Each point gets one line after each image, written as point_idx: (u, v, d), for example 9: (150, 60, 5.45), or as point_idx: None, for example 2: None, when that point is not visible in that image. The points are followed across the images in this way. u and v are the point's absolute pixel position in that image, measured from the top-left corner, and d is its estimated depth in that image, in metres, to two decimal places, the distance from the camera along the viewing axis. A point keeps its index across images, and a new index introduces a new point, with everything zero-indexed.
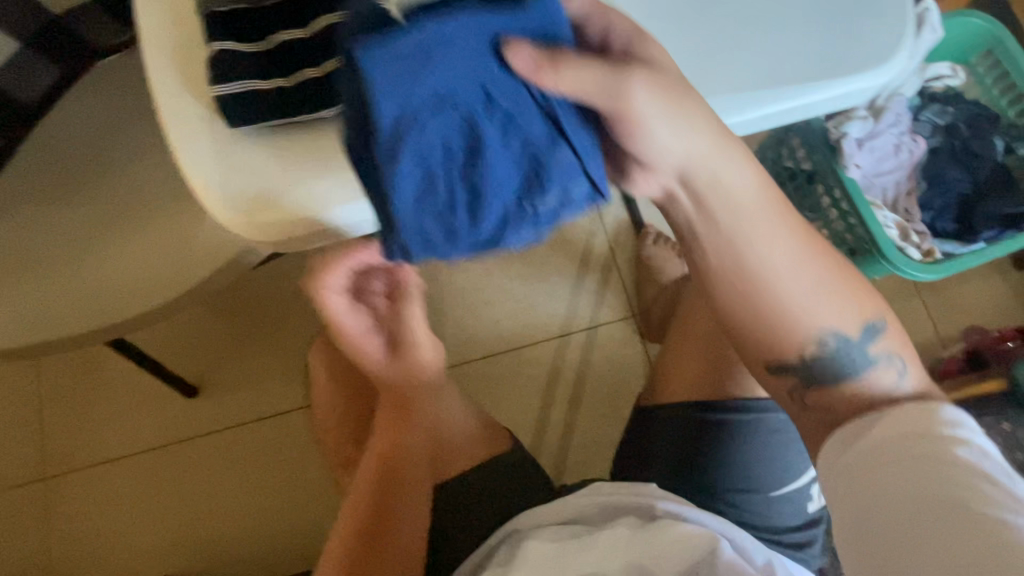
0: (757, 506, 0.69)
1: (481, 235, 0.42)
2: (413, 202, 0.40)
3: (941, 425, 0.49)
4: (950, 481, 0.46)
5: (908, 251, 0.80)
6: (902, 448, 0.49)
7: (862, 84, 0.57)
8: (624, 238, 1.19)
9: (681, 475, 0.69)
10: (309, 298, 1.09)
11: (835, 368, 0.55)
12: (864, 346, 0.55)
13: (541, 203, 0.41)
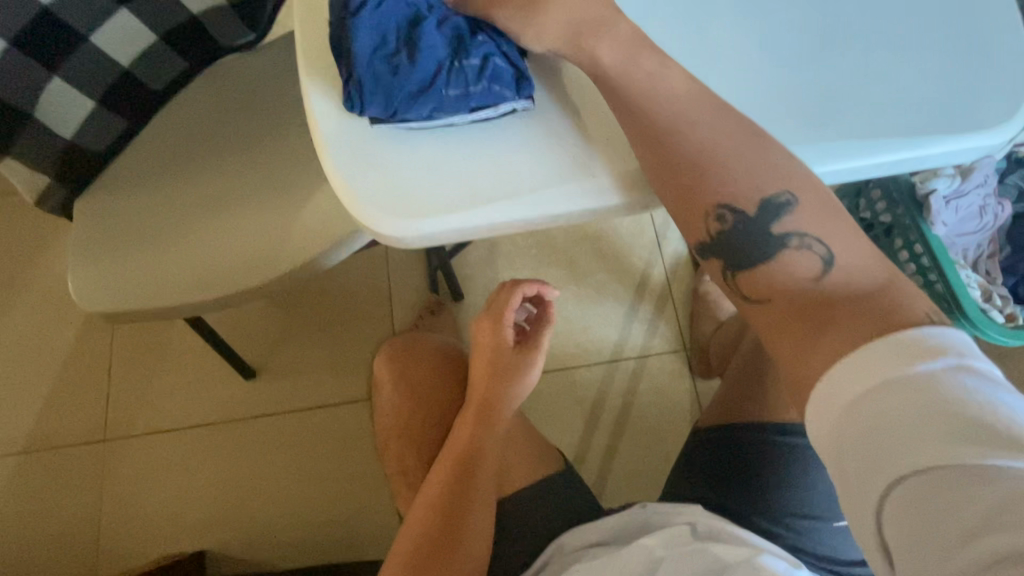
0: (813, 534, 0.65)
1: (417, 82, 0.46)
2: (367, 49, 0.46)
3: (917, 361, 0.39)
4: (942, 438, 0.36)
5: (992, 313, 0.78)
6: (883, 401, 0.39)
7: (997, 137, 0.48)
8: (681, 271, 1.21)
9: (741, 500, 0.67)
10: (374, 297, 1.16)
11: (739, 242, 0.48)
12: (765, 222, 0.48)
13: (474, 61, 0.47)
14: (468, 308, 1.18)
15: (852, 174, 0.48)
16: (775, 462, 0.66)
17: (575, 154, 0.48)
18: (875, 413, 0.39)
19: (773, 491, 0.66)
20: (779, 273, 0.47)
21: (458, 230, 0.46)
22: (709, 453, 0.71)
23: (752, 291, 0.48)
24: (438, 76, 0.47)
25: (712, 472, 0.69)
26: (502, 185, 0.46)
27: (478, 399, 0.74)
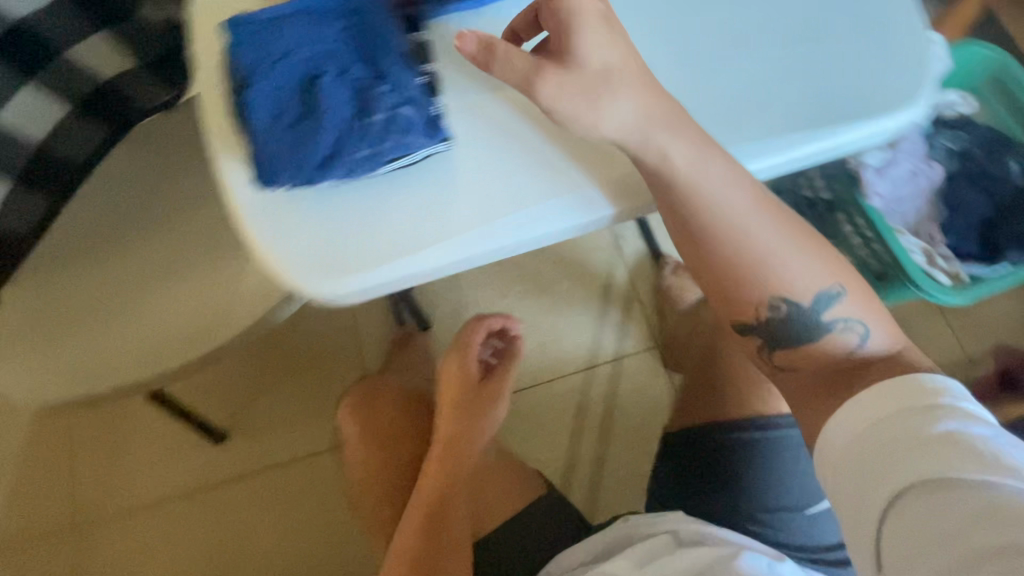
0: (797, 524, 0.62)
1: (320, 154, 0.42)
2: (264, 126, 0.42)
3: (919, 398, 0.47)
4: (936, 459, 0.43)
5: (936, 275, 0.80)
6: (882, 429, 0.47)
7: (903, 117, 0.49)
8: (643, 270, 1.22)
9: (710, 499, 0.65)
10: (339, 340, 1.14)
11: (787, 327, 0.54)
12: (816, 311, 0.53)
13: (380, 114, 0.42)
14: (438, 337, 1.16)
15: (773, 169, 0.49)
16: (746, 456, 0.65)
17: (505, 181, 0.46)
18: (875, 439, 0.47)
19: (750, 485, 0.64)
20: (818, 351, 0.54)
21: (398, 280, 0.44)
22: (683, 457, 0.70)
23: (790, 366, 0.55)
24: (344, 137, 0.42)
25: (687, 477, 0.68)
26: (433, 227, 0.44)
27: (449, 430, 0.75)
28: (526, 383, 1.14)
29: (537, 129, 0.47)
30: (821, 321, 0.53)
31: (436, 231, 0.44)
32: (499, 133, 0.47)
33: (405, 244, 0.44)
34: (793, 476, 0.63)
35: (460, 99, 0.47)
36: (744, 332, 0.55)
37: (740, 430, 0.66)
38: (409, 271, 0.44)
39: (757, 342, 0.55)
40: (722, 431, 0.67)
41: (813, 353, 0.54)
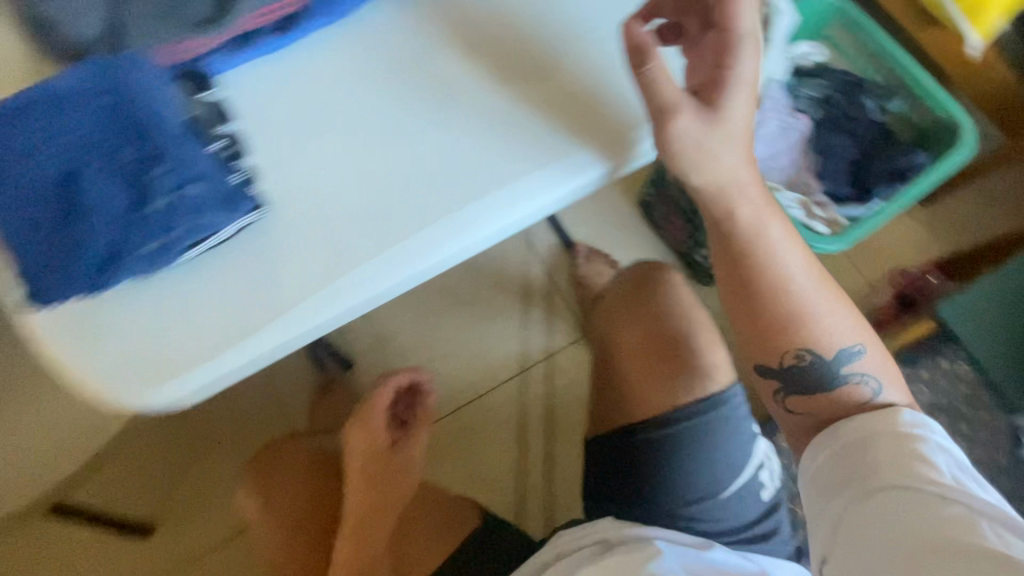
0: (723, 506, 0.65)
1: (98, 259, 0.37)
2: (25, 239, 0.36)
3: (903, 427, 0.51)
4: (913, 482, 0.47)
5: (816, 225, 0.83)
6: (869, 447, 0.51)
7: (735, 95, 0.49)
8: (558, 262, 1.21)
9: (633, 503, 0.66)
10: (257, 400, 1.07)
11: (807, 375, 0.56)
12: (839, 366, 0.55)
13: (160, 202, 0.37)
14: (362, 374, 1.11)
15: (617, 169, 0.49)
16: (671, 451, 0.65)
17: (331, 241, 0.42)
18: (860, 454, 0.51)
19: (677, 480, 0.65)
20: (835, 401, 0.55)
21: (235, 369, 0.40)
22: (609, 463, 0.69)
23: (803, 411, 0.57)
24: (123, 235, 0.37)
25: (617, 482, 0.68)
26: (259, 307, 0.41)
27: (362, 498, 0.70)
28: (463, 401, 1.12)
29: (356, 181, 0.44)
30: (842, 374, 0.55)
31: (268, 308, 0.41)
32: (320, 189, 0.43)
33: (234, 329, 0.40)
34: (716, 464, 0.65)
35: (271, 162, 0.44)
36: (766, 375, 0.58)
37: (661, 427, 0.65)
38: (245, 356, 0.40)
39: (775, 385, 0.58)
40: (646, 431, 0.66)
41: (826, 401, 0.56)
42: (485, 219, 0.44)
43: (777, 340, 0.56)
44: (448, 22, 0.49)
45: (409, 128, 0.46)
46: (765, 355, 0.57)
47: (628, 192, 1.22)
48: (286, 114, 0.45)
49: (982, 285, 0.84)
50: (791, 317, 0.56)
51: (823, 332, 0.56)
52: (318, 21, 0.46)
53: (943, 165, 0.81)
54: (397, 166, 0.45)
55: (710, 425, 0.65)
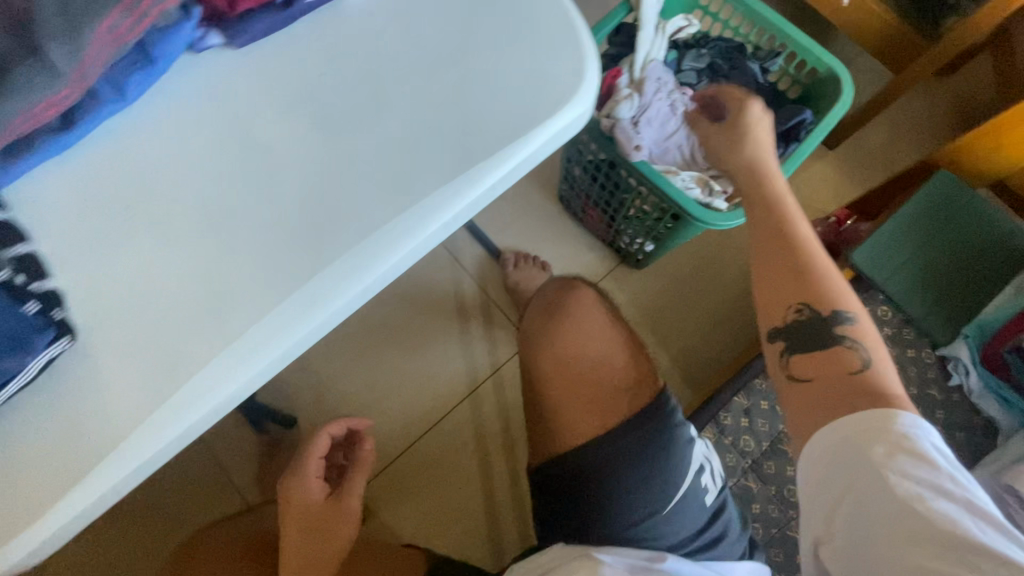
0: (668, 519, 0.64)
1: None
2: None
3: (901, 419, 0.45)
4: (913, 484, 0.42)
5: (715, 203, 0.81)
6: (859, 446, 0.45)
7: (580, 106, 0.45)
8: (489, 273, 1.17)
9: (580, 527, 0.65)
10: (200, 478, 1.03)
11: (805, 332, 0.53)
12: (838, 330, 0.52)
13: None
14: (307, 428, 1.07)
15: (474, 208, 0.44)
16: (606, 474, 0.65)
17: (159, 354, 0.39)
18: (848, 455, 0.45)
19: (618, 501, 0.64)
20: (837, 361, 0.51)
21: (67, 519, 0.36)
22: (549, 494, 0.68)
23: (806, 379, 0.52)
24: None
25: (560, 512, 0.67)
26: (88, 444, 0.37)
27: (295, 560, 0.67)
28: (416, 435, 1.09)
29: (179, 280, 0.40)
30: (843, 335, 0.51)
31: (97, 443, 0.37)
32: (140, 297, 0.39)
33: (61, 474, 0.36)
34: (653, 479, 0.64)
35: (80, 274, 0.39)
36: (775, 336, 0.54)
37: (594, 450, 0.66)
38: (76, 501, 0.36)
39: (779, 344, 0.54)
40: (578, 457, 0.66)
41: (827, 362, 0.51)
42: (334, 294, 0.41)
43: (779, 297, 0.55)
44: (258, 80, 0.44)
45: (235, 209, 0.41)
46: (771, 315, 0.55)
47: (546, 189, 1.20)
48: (96, 215, 0.40)
49: (882, 227, 0.88)
50: (798, 274, 0.54)
51: (823, 292, 0.53)
52: (110, 106, 0.41)
53: (828, 118, 0.79)
54: (228, 252, 0.41)
55: (640, 439, 0.65)
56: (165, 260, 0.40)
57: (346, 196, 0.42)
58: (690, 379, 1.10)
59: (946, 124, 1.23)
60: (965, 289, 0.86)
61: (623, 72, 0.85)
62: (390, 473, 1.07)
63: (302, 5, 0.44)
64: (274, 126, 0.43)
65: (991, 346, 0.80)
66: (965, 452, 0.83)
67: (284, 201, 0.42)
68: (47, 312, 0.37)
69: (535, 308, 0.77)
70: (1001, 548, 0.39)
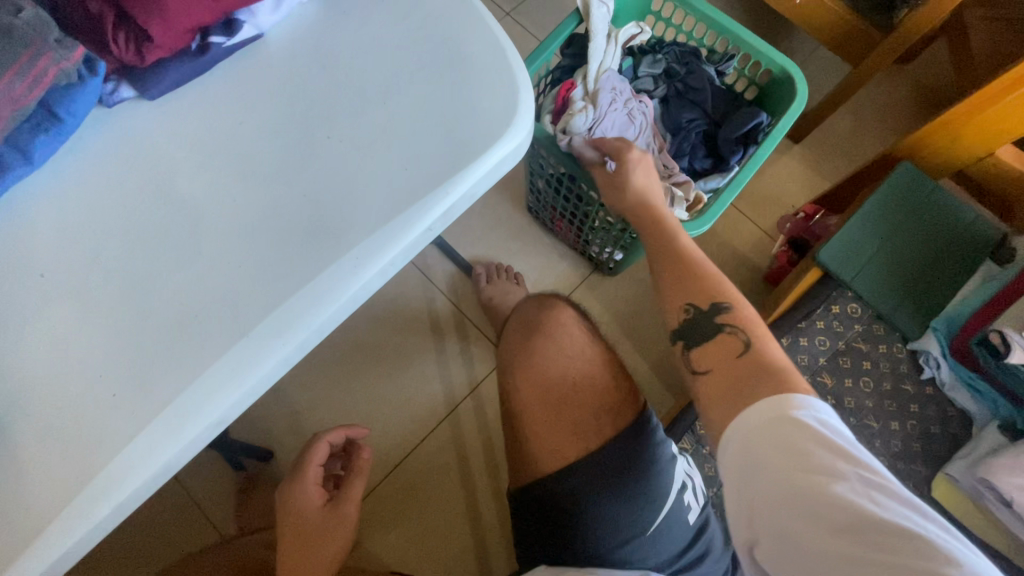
0: (650, 542, 0.63)
1: None
2: None
3: (795, 406, 0.44)
4: (818, 472, 0.41)
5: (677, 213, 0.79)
6: (766, 440, 0.44)
7: (511, 139, 0.43)
8: (462, 288, 1.16)
9: (560, 551, 0.64)
10: (177, 519, 1.00)
11: (695, 329, 0.55)
12: (721, 322, 0.54)
13: None
14: (284, 460, 1.04)
15: (410, 251, 0.42)
16: (586, 499, 0.63)
17: (83, 431, 0.37)
18: (760, 452, 0.43)
19: (599, 527, 0.62)
20: (724, 347, 0.52)
21: None
22: (529, 521, 0.67)
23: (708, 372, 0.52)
24: None
25: (540, 538, 0.65)
26: (15, 529, 0.35)
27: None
28: (398, 459, 1.07)
29: (100, 349, 0.38)
30: (726, 323, 0.53)
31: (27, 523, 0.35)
32: (60, 370, 0.37)
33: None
34: (634, 502, 0.63)
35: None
36: (675, 339, 0.56)
37: (574, 474, 0.64)
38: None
39: (679, 344, 0.55)
40: (556, 484, 0.64)
41: (720, 352, 0.52)
42: (270, 352, 0.39)
43: (667, 302, 0.58)
44: (178, 132, 0.42)
45: (159, 269, 0.40)
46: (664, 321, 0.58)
47: (515, 200, 1.19)
48: (12, 287, 0.38)
49: (849, 223, 0.88)
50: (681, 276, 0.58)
51: (703, 289, 0.56)
52: (17, 172, 0.39)
53: (783, 120, 0.79)
54: (151, 316, 0.39)
55: (619, 461, 0.64)
56: (87, 328, 0.38)
57: (274, 250, 0.41)
58: (670, 384, 1.09)
59: (909, 111, 1.23)
60: (932, 282, 0.86)
61: (576, 84, 0.84)
62: (371, 499, 1.05)
63: (219, 49, 0.43)
64: (194, 176, 0.41)
65: (958, 338, 0.80)
66: (942, 443, 0.83)
67: (210, 257, 0.40)
68: None
69: (514, 328, 0.76)
70: (916, 525, 0.38)
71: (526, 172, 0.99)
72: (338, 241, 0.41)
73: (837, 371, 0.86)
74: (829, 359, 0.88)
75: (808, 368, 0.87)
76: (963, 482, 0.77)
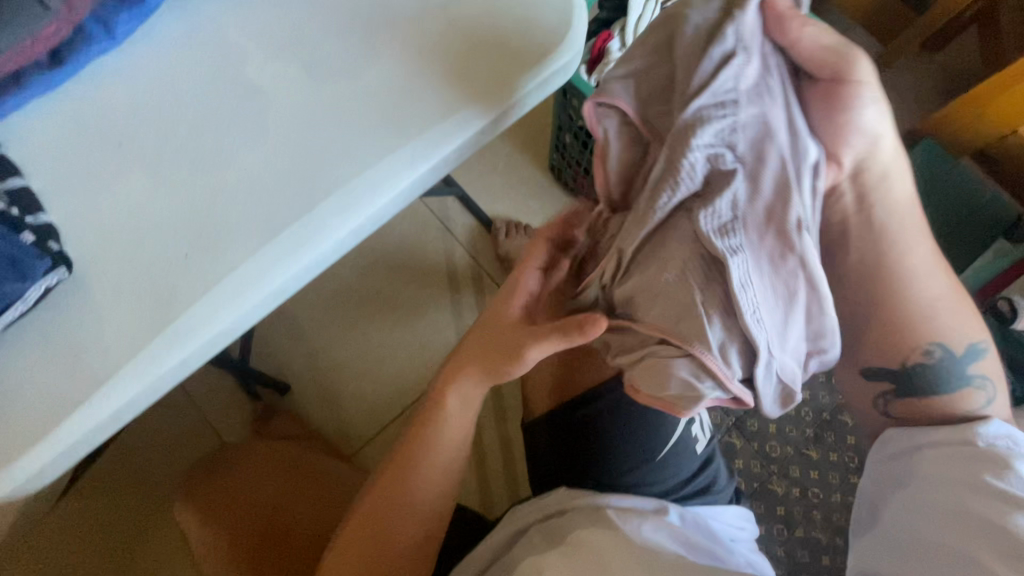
0: (662, 466, 0.62)
1: None
2: None
3: (986, 428, 0.47)
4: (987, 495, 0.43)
5: None
6: (951, 462, 0.46)
7: (567, 54, 0.45)
8: (480, 242, 1.12)
9: (573, 472, 0.63)
10: (182, 447, 0.95)
11: (930, 372, 0.50)
12: (967, 364, 0.50)
13: None
14: (299, 396, 1.01)
15: (459, 156, 0.44)
16: (602, 427, 0.62)
17: (151, 290, 0.39)
18: (945, 465, 0.47)
19: (611, 449, 0.62)
20: (956, 403, 0.49)
21: (75, 429, 0.36)
22: (543, 448, 0.67)
23: (913, 414, 0.51)
24: None
25: (558, 465, 0.65)
26: (85, 376, 0.37)
27: (404, 458, 0.55)
28: (407, 401, 1.02)
29: (174, 215, 0.40)
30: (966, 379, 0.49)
31: (103, 360, 0.38)
32: (131, 233, 0.40)
33: (69, 390, 0.37)
34: (647, 428, 0.62)
35: (78, 205, 0.40)
36: (877, 375, 0.52)
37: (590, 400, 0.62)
38: (86, 415, 0.36)
39: (886, 384, 0.52)
40: (569, 413, 0.64)
41: (950, 403, 0.49)
42: (328, 228, 0.41)
43: (910, 335, 0.50)
44: (250, 25, 0.44)
45: (228, 146, 0.42)
46: (884, 350, 0.51)
47: (538, 158, 1.17)
48: (95, 154, 0.41)
49: None
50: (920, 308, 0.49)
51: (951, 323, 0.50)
52: (101, 44, 0.41)
53: None
54: (219, 189, 0.41)
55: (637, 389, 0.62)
56: (161, 193, 0.41)
57: (336, 137, 0.43)
58: None
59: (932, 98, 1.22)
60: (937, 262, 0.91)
61: (614, 36, 0.86)
62: (377, 444, 1.00)
63: None
64: (266, 69, 0.43)
65: None
66: None
67: (271, 141, 0.42)
68: (43, 243, 0.37)
69: None
70: None
71: (554, 126, 1.01)
72: (400, 134, 0.43)
73: None
74: None
75: None
76: None
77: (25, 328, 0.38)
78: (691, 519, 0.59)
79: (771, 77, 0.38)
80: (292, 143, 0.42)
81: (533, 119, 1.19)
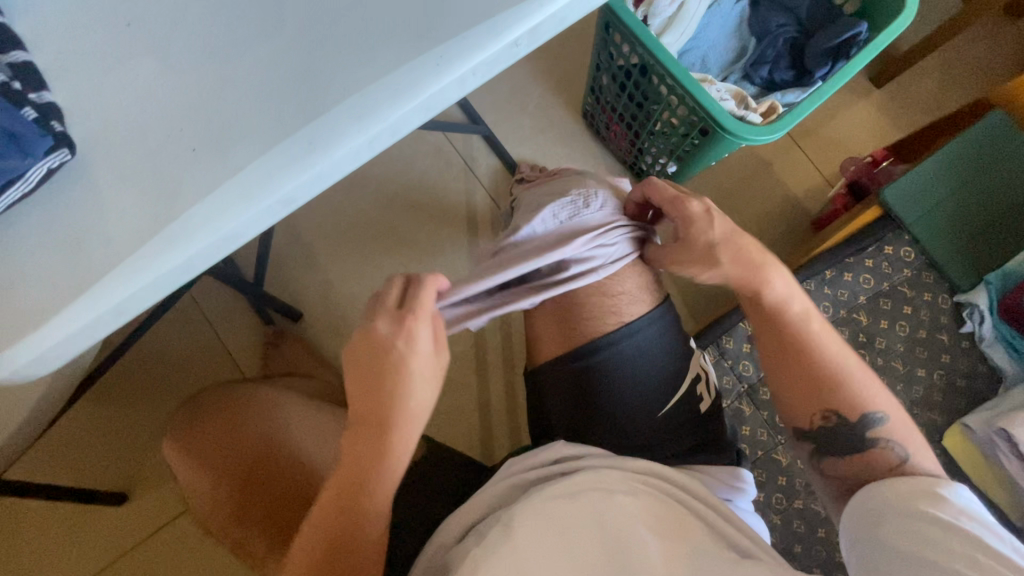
0: (663, 425, 0.59)
1: None
2: None
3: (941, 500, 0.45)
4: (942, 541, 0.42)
5: (749, 117, 0.76)
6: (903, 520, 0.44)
7: None
8: (501, 185, 1.08)
9: (578, 426, 0.60)
10: (195, 360, 0.96)
11: (845, 440, 0.52)
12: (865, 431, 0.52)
13: None
14: (310, 324, 1.01)
15: (491, 68, 0.39)
16: (604, 382, 0.59)
17: (154, 180, 0.38)
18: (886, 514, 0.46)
19: (615, 407, 0.59)
20: (876, 461, 0.51)
21: (77, 315, 0.34)
22: (541, 397, 0.63)
23: (839, 474, 0.54)
24: None
25: (559, 417, 0.61)
26: (89, 270, 0.35)
27: (310, 538, 0.44)
28: None
29: (181, 111, 0.39)
30: (876, 438, 0.51)
31: (109, 253, 0.36)
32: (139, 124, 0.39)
33: (73, 279, 0.35)
34: (641, 375, 0.60)
35: (84, 91, 0.39)
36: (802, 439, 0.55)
37: (587, 354, 0.59)
38: (84, 308, 0.34)
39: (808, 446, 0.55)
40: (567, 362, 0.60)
41: (858, 463, 0.52)
42: (334, 135, 0.36)
43: (818, 397, 0.53)
44: None
45: (238, 45, 0.41)
46: (796, 408, 0.55)
47: (570, 101, 1.11)
48: (101, 48, 0.40)
49: (921, 164, 0.83)
50: (814, 364, 0.53)
51: (859, 394, 0.52)
52: None
53: (884, 33, 0.73)
54: (228, 85, 0.40)
55: (631, 352, 0.59)
56: (168, 86, 0.40)
57: (351, 40, 0.40)
58: (696, 314, 1.01)
59: (1009, 67, 1.11)
60: (993, 240, 0.83)
61: None
62: None
63: None
64: None
65: (1011, 294, 0.77)
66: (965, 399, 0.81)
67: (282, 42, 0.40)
68: (46, 122, 0.36)
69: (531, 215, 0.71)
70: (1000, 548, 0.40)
71: (591, 65, 0.95)
72: (422, 39, 0.39)
73: (876, 312, 0.82)
74: (870, 298, 0.83)
75: (847, 304, 0.82)
76: (979, 433, 0.74)
77: (31, 213, 0.37)
78: (686, 487, 0.52)
79: (590, 215, 0.63)
80: (307, 46, 0.40)
81: (569, 60, 1.12)
